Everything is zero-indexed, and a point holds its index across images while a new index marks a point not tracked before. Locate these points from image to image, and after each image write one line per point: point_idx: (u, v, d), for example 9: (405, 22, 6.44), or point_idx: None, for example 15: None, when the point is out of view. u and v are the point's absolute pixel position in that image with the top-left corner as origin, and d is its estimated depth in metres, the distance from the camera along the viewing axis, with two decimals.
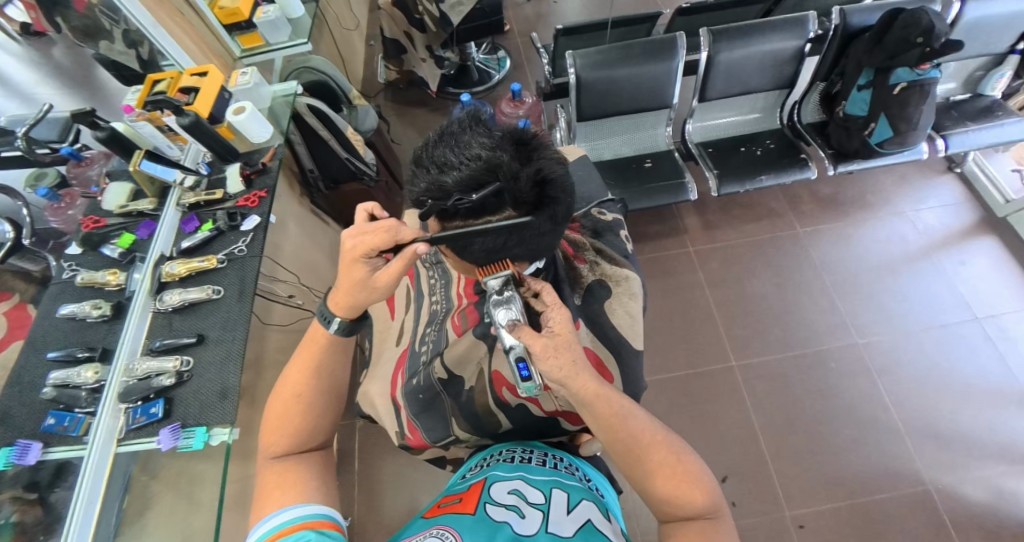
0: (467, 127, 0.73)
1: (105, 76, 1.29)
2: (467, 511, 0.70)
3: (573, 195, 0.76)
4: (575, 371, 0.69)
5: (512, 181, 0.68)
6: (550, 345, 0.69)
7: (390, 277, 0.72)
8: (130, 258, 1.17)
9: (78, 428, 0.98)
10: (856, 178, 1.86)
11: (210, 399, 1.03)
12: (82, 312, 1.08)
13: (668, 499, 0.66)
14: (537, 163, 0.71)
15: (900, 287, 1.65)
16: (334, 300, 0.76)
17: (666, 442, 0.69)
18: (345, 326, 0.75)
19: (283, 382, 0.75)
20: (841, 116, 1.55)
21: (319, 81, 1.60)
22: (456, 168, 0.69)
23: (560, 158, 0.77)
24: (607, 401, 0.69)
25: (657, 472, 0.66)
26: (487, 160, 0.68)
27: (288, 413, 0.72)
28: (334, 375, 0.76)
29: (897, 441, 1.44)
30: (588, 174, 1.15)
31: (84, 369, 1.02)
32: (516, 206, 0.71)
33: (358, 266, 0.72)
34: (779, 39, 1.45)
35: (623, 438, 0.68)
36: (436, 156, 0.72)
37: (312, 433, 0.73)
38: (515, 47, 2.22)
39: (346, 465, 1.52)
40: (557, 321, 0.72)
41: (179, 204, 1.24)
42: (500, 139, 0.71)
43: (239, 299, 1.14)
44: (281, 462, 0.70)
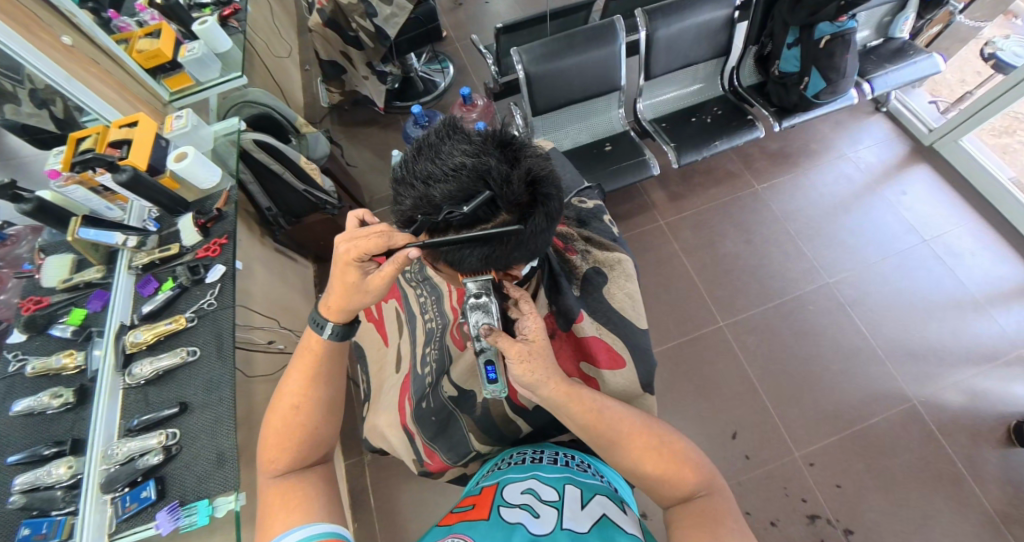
0: (445, 136, 0.67)
1: (16, 142, 1.11)
2: (481, 516, 0.69)
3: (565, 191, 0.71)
4: (549, 378, 0.68)
5: (503, 185, 0.63)
6: (525, 351, 0.68)
7: (384, 280, 0.69)
8: (85, 334, 1.06)
9: (59, 532, 0.88)
10: (798, 130, 1.97)
11: (207, 467, 0.95)
12: (41, 405, 0.97)
13: (659, 482, 0.66)
14: (524, 162, 0.66)
15: (856, 223, 1.75)
16: (326, 305, 0.73)
17: (647, 428, 0.69)
18: (339, 330, 0.72)
19: (283, 391, 0.72)
20: (776, 75, 1.64)
21: (261, 113, 1.51)
22: (443, 180, 0.64)
23: (543, 154, 0.72)
24: (580, 399, 0.69)
25: (645, 457, 0.67)
26: (474, 168, 0.64)
27: (288, 426, 0.69)
28: (334, 384, 0.74)
29: (879, 365, 1.52)
30: (560, 165, 1.14)
31: (55, 466, 0.92)
32: (510, 211, 0.65)
33: (352, 269, 0.69)
34: (708, 11, 1.50)
35: (604, 431, 0.68)
36: (418, 171, 0.66)
37: (314, 446, 0.70)
38: (455, 52, 2.20)
39: (361, 505, 1.44)
40: (533, 329, 0.70)
41: (131, 268, 1.14)
42: (482, 144, 0.66)
43: (219, 356, 1.05)
44: (283, 480, 0.67)
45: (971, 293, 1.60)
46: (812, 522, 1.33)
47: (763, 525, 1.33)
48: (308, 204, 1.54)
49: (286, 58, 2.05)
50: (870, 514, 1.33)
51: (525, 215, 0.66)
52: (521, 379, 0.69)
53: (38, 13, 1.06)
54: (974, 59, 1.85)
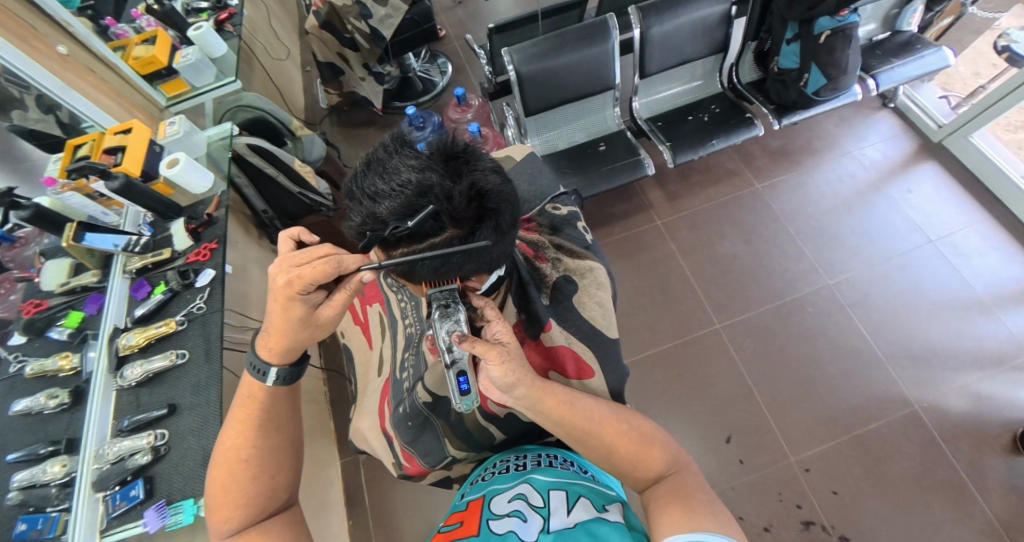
0: (393, 150, 0.67)
1: (26, 146, 1.16)
2: (470, 533, 0.70)
3: (515, 202, 0.70)
4: (526, 379, 0.69)
5: (446, 202, 0.63)
6: (501, 354, 0.67)
7: (335, 309, 0.74)
8: (81, 337, 1.09)
9: (54, 528, 0.92)
10: (800, 127, 1.92)
11: (194, 468, 0.98)
12: (38, 405, 1.01)
13: (632, 465, 0.70)
14: (469, 177, 0.65)
15: (858, 222, 1.70)
16: (265, 348, 0.75)
17: (617, 416, 0.72)
18: (284, 374, 0.74)
19: (226, 446, 0.72)
20: (775, 71, 1.59)
21: (255, 117, 1.50)
22: (388, 196, 0.64)
23: (494, 165, 0.71)
24: (553, 394, 0.71)
25: (618, 444, 0.70)
26: (418, 184, 0.63)
27: (238, 480, 0.70)
28: (281, 429, 0.75)
29: (879, 368, 1.48)
30: (543, 170, 1.11)
31: (50, 464, 0.96)
32: (456, 226, 0.65)
33: (294, 303, 0.70)
34: (704, 6, 1.47)
35: (579, 424, 0.70)
36: (367, 187, 0.66)
37: (271, 494, 0.72)
38: (453, 51, 2.19)
39: (355, 502, 1.47)
40: (504, 332, 0.71)
41: (126, 272, 1.17)
42: (428, 159, 0.65)
43: (207, 359, 1.08)
44: (244, 534, 0.69)
45: (978, 294, 1.54)
46: (807, 528, 1.31)
47: (757, 530, 1.31)
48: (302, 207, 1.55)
49: (285, 60, 2.06)
50: (867, 522, 1.30)
51: (472, 229, 0.66)
52: (501, 380, 0.68)
53: (33, 23, 1.08)
54: (988, 51, 1.77)
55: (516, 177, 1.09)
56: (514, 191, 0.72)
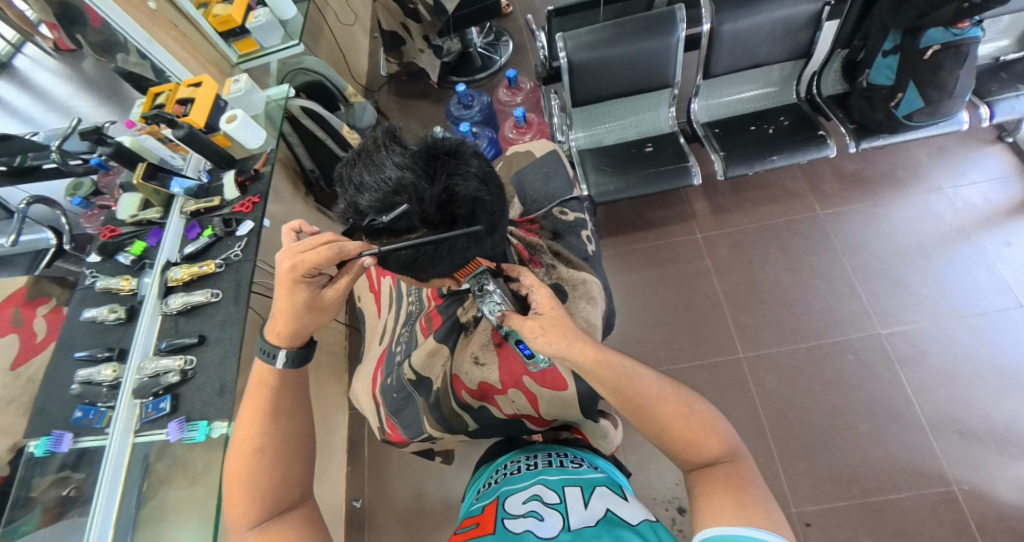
0: (382, 143, 0.67)
1: (128, 89, 1.52)
2: (486, 532, 0.67)
3: (496, 208, 0.70)
4: (571, 346, 0.69)
5: (421, 203, 0.64)
6: (538, 326, 0.71)
7: (339, 292, 0.73)
8: (140, 265, 1.26)
9: (100, 420, 1.10)
10: (887, 152, 1.69)
11: (211, 395, 1.12)
12: (101, 316, 1.19)
13: (686, 445, 0.63)
14: (449, 181, 0.65)
15: (933, 271, 1.49)
16: (273, 333, 0.74)
17: (677, 396, 0.66)
18: (294, 356, 0.74)
19: (240, 439, 0.71)
20: (863, 86, 1.40)
21: (313, 81, 1.69)
22: (369, 189, 0.65)
23: (480, 167, 0.70)
24: (609, 365, 0.68)
25: (672, 423, 0.64)
26: (397, 182, 0.64)
27: (253, 472, 0.69)
28: (293, 420, 0.75)
29: (918, 437, 1.31)
30: (558, 172, 1.14)
31: (103, 368, 1.14)
32: (429, 227, 0.66)
33: (299, 286, 0.70)
34: (791, 3, 1.31)
35: (634, 398, 0.66)
36: (352, 176, 0.67)
37: (285, 487, 0.70)
38: (517, 29, 2.15)
39: (355, 451, 1.60)
40: (542, 302, 0.74)
41: (183, 212, 1.32)
42: (412, 158, 0.65)
43: (236, 302, 1.20)
44: (259, 530, 0.67)
45: None
46: None
47: None
48: None
49: (354, 26, 2.12)
50: None
51: (445, 231, 0.67)
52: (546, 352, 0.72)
53: None
54: None
55: (530, 175, 1.13)
56: (497, 195, 0.71)
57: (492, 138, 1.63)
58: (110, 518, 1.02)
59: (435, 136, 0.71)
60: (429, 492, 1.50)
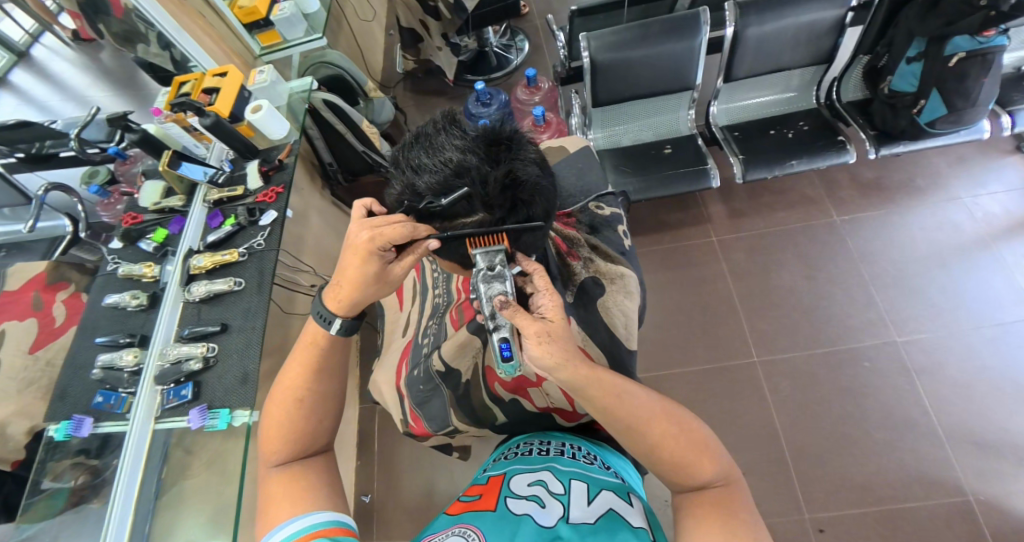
0: (442, 127, 0.68)
1: (144, 79, 1.51)
2: (489, 507, 0.69)
3: (551, 195, 0.71)
4: (569, 362, 0.64)
5: (482, 185, 0.65)
6: (542, 331, 0.65)
7: (404, 269, 0.73)
8: (162, 252, 1.27)
9: (122, 405, 1.10)
10: (904, 160, 1.70)
11: (233, 384, 1.12)
12: (122, 302, 1.20)
13: (678, 468, 0.63)
14: (509, 164, 0.66)
15: (952, 280, 1.50)
16: (333, 300, 0.74)
17: (668, 415, 0.65)
18: (346, 326, 0.74)
19: (281, 382, 0.73)
20: (885, 92, 1.39)
21: (335, 74, 1.70)
22: (428, 171, 0.66)
23: (536, 154, 0.71)
24: (601, 384, 0.64)
25: (663, 446, 0.63)
26: (459, 164, 0.65)
27: (288, 417, 0.70)
28: (336, 377, 0.75)
29: (932, 445, 1.32)
30: (592, 168, 1.14)
31: (125, 353, 1.14)
32: (488, 210, 0.67)
33: (372, 258, 0.70)
34: (815, 8, 1.32)
35: (623, 417, 0.65)
36: (411, 158, 0.68)
37: (315, 435, 0.71)
38: (534, 29, 2.16)
39: (367, 445, 1.60)
40: (551, 307, 0.68)
41: (205, 201, 1.32)
42: (473, 140, 0.66)
43: (259, 291, 1.21)
44: (284, 470, 0.68)
45: None
46: None
47: None
48: (365, 165, 1.72)
49: (372, 21, 2.13)
50: None
51: (503, 215, 0.68)
52: (538, 360, 0.66)
53: None
54: None
55: (566, 170, 1.13)
56: (551, 183, 0.72)
57: None
58: (132, 496, 1.02)
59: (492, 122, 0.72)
60: (442, 488, 1.51)
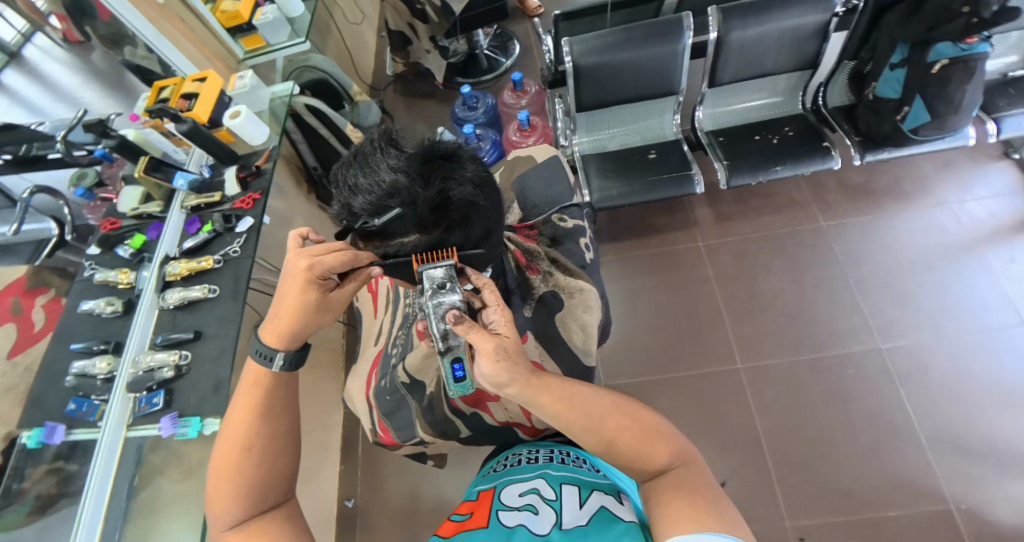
0: (378, 145, 0.66)
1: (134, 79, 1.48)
2: (480, 524, 0.67)
3: (488, 212, 0.71)
4: (519, 377, 0.63)
5: (413, 206, 0.64)
6: (496, 350, 0.62)
7: (346, 295, 0.72)
8: (139, 258, 1.25)
9: (94, 413, 1.10)
10: (892, 165, 1.68)
11: (205, 392, 1.11)
12: (98, 308, 1.18)
13: (635, 456, 0.62)
14: (442, 185, 0.65)
15: (940, 285, 1.48)
16: (271, 337, 0.71)
17: (617, 408, 0.66)
18: (290, 360, 0.71)
19: (223, 436, 0.68)
20: (870, 98, 1.38)
21: (319, 78, 1.69)
22: (362, 192, 0.64)
23: (475, 170, 0.70)
24: (551, 392, 0.65)
25: (618, 438, 0.63)
26: (391, 185, 0.63)
27: (237, 472, 0.66)
28: (285, 418, 0.72)
29: (916, 453, 1.29)
30: (558, 178, 1.14)
31: (99, 360, 1.13)
32: (422, 230, 0.67)
33: (312, 289, 0.68)
34: (799, 13, 1.30)
35: (578, 418, 0.64)
36: (347, 178, 0.66)
37: (272, 485, 0.68)
38: (523, 32, 2.16)
39: (349, 449, 1.59)
40: (500, 321, 0.66)
41: (183, 207, 1.32)
42: (408, 159, 0.64)
43: (233, 298, 1.20)
44: (244, 528, 0.64)
45: None
46: None
47: None
48: None
49: (361, 24, 2.12)
50: None
51: (438, 235, 0.68)
52: (491, 377, 0.64)
53: None
54: None
55: (533, 181, 1.14)
56: (491, 199, 0.71)
57: (495, 139, 1.63)
58: (99, 518, 1.00)
59: (432, 137, 0.70)
60: (423, 493, 1.49)
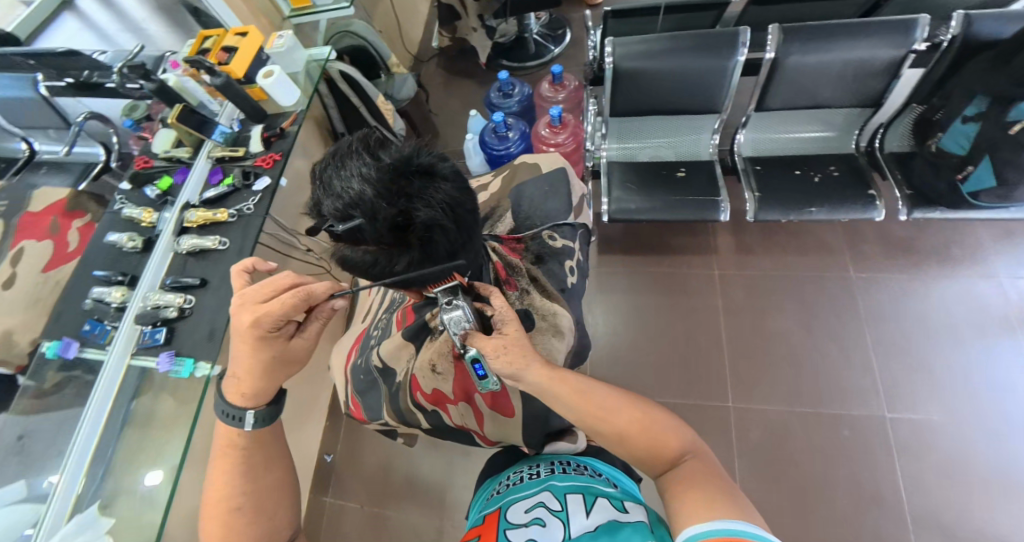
0: (356, 151, 0.66)
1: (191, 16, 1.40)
2: None
3: (453, 236, 0.69)
4: (531, 365, 0.72)
5: (374, 221, 0.64)
6: (501, 346, 0.72)
7: (306, 340, 0.77)
8: (163, 200, 1.32)
9: (104, 337, 1.16)
10: (942, 223, 1.55)
11: (200, 339, 1.15)
12: (120, 242, 1.25)
13: (647, 449, 0.67)
14: (407, 204, 0.65)
15: (966, 363, 1.37)
16: (234, 395, 0.74)
17: (631, 403, 0.71)
18: (262, 415, 0.75)
19: (210, 497, 0.72)
20: (932, 150, 1.26)
21: (358, 45, 1.68)
22: (332, 195, 0.65)
23: (449, 192, 0.68)
24: (566, 383, 0.71)
25: (629, 430, 0.68)
26: (357, 196, 0.64)
27: (232, 528, 0.71)
28: (271, 469, 0.77)
29: (899, 530, 1.23)
30: (557, 192, 1.13)
31: (113, 290, 1.18)
32: (380, 245, 0.68)
33: (266, 342, 0.72)
34: (869, 46, 1.18)
35: (595, 410, 0.70)
36: (323, 176, 0.68)
37: (271, 530, 0.74)
38: (576, 22, 2.08)
39: (334, 410, 1.66)
40: (508, 322, 0.74)
41: (209, 157, 1.37)
42: (380, 171, 0.64)
43: (238, 255, 1.25)
44: None
45: None
46: None
47: None
48: None
49: None
50: None
51: (397, 251, 0.68)
52: (505, 370, 0.73)
53: None
54: None
55: (532, 189, 1.13)
56: (460, 222, 0.71)
57: (523, 131, 1.59)
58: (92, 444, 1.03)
59: (415, 147, 0.69)
60: (394, 465, 1.55)
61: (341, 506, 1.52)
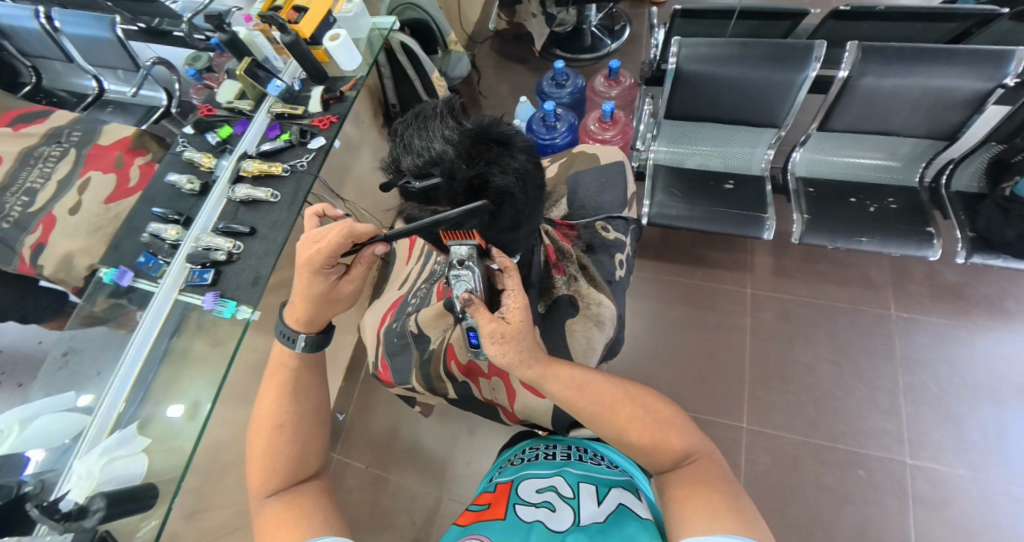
0: (440, 113, 0.70)
1: None
2: (498, 516, 0.71)
3: (521, 204, 0.71)
4: (521, 360, 0.72)
5: (450, 181, 0.67)
6: (499, 331, 0.70)
7: (352, 279, 0.83)
8: (222, 148, 1.38)
9: (156, 271, 1.23)
10: (998, 274, 1.47)
11: (243, 283, 1.21)
12: (180, 183, 1.32)
13: (648, 450, 0.69)
14: (483, 167, 0.67)
15: (1001, 421, 1.31)
16: (292, 319, 0.82)
17: (629, 398, 0.72)
18: (311, 341, 0.81)
19: (257, 415, 0.76)
20: (1004, 194, 1.23)
21: (418, 19, 1.67)
22: (412, 152, 0.68)
23: (523, 162, 0.70)
24: (559, 378, 0.72)
25: (628, 427, 0.69)
26: (438, 154, 0.67)
27: (267, 448, 0.73)
28: (310, 397, 0.80)
29: None
30: (600, 189, 1.13)
31: (169, 228, 1.25)
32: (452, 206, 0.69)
33: (317, 276, 0.78)
34: (955, 75, 1.11)
35: (586, 402, 0.71)
36: (404, 135, 0.70)
37: (303, 462, 0.74)
38: (638, 19, 2.05)
39: (353, 371, 1.73)
40: (512, 309, 0.72)
41: (269, 112, 1.42)
42: (461, 134, 0.68)
43: (288, 208, 1.30)
44: (278, 499, 0.70)
45: None
46: None
47: None
48: None
49: None
50: None
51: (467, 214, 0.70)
52: (498, 357, 0.73)
53: None
54: None
55: (588, 179, 1.14)
56: (530, 194, 0.72)
57: (572, 122, 1.58)
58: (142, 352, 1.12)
59: (495, 118, 0.72)
60: (402, 432, 1.61)
61: (346, 463, 1.58)
